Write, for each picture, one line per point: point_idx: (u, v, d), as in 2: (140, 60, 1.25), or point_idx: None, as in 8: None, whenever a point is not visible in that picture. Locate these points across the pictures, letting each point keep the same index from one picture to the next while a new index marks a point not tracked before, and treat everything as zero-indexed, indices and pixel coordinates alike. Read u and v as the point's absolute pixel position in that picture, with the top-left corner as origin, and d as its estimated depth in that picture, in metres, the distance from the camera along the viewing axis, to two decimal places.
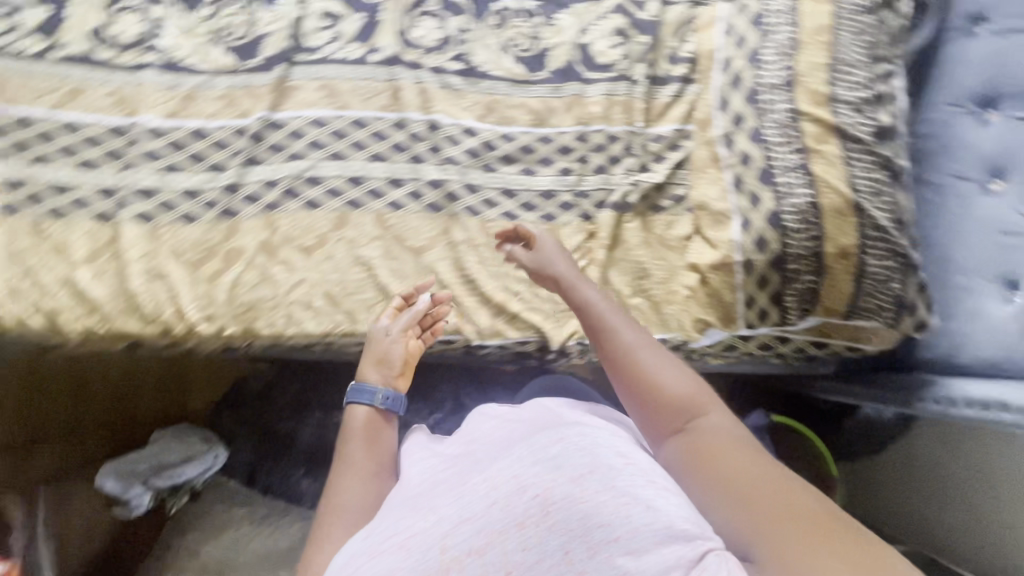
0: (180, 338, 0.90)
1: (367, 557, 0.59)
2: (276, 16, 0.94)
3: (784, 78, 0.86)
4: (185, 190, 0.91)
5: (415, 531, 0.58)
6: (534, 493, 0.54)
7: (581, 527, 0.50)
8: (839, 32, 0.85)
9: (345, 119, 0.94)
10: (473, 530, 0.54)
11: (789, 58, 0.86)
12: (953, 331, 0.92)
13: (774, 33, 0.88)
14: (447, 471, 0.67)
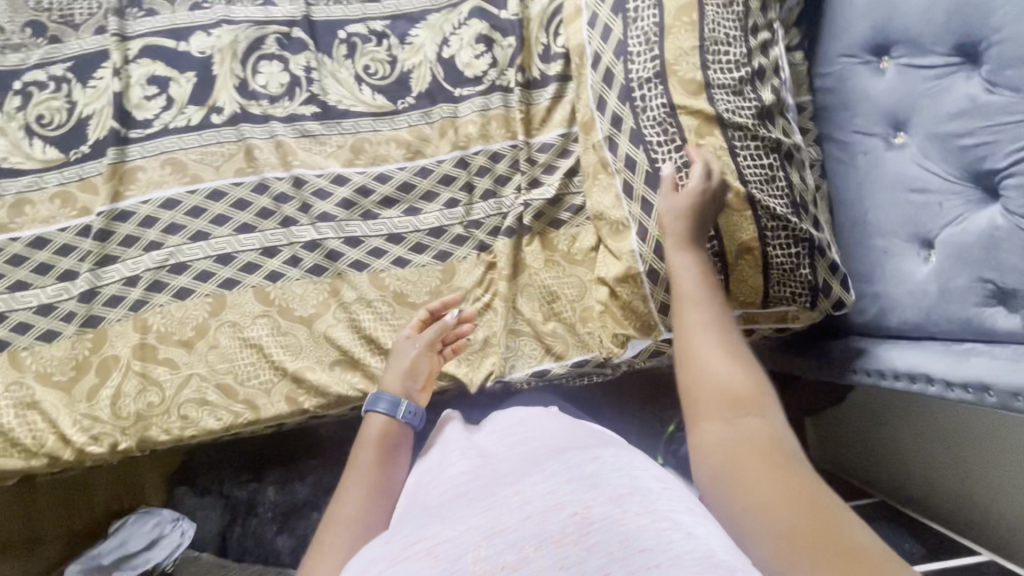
0: (72, 463, 0.83)
1: (383, 563, 0.45)
2: (95, 93, 0.84)
3: (653, 70, 0.79)
4: (38, 307, 0.82)
5: (444, 537, 0.46)
6: (571, 509, 0.44)
7: (622, 550, 0.40)
8: (705, 7, 0.78)
9: (199, 192, 0.85)
10: (507, 542, 0.43)
11: (655, 46, 0.79)
12: (876, 298, 0.88)
13: (638, 20, 0.81)
14: (469, 485, 0.56)
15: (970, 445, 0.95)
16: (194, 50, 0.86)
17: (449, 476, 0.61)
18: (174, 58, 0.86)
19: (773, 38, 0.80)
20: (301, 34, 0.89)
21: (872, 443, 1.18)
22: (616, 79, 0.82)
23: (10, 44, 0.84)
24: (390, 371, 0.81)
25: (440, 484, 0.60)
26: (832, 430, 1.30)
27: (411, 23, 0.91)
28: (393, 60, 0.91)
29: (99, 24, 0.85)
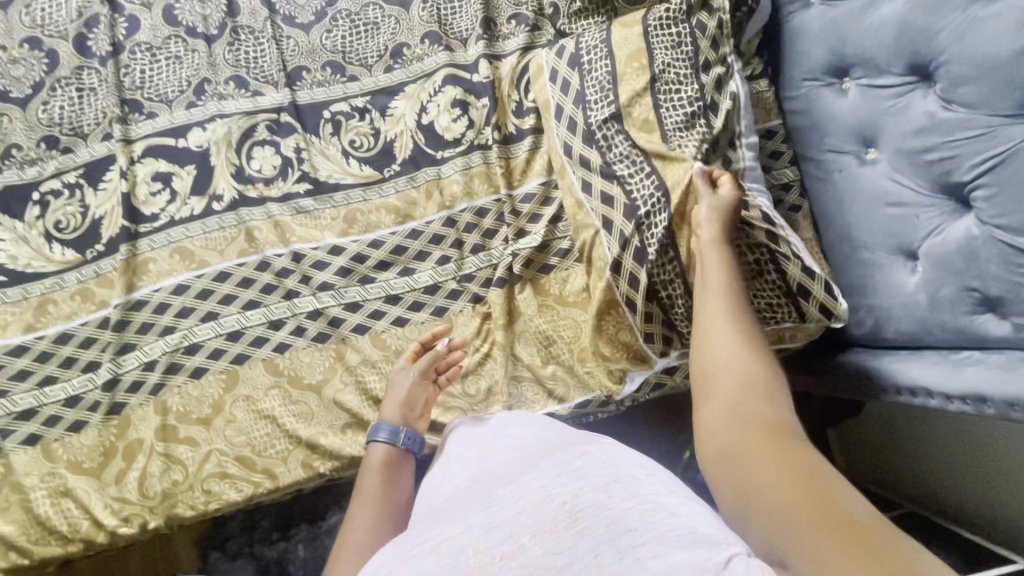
0: (105, 546, 0.87)
1: (395, 565, 0.51)
2: (105, 194, 0.91)
3: (613, 113, 0.86)
4: (65, 399, 0.87)
5: (448, 537, 0.52)
6: (561, 501, 0.51)
7: (610, 531, 0.47)
8: (656, 53, 0.85)
9: (206, 276, 0.91)
10: (503, 536, 0.50)
11: (611, 92, 0.87)
12: (871, 311, 0.88)
13: (594, 72, 0.89)
14: (469, 491, 0.62)
15: (992, 454, 0.93)
16: (193, 144, 0.93)
17: (451, 487, 0.67)
18: (174, 154, 0.93)
19: (726, 67, 0.83)
20: (290, 118, 0.96)
21: (893, 450, 1.16)
22: (579, 125, 0.89)
23: (27, 159, 0.92)
24: (387, 400, 0.87)
25: (440, 494, 0.68)
26: (852, 438, 1.28)
27: (390, 96, 0.97)
28: (376, 132, 0.96)
29: (106, 132, 0.93)
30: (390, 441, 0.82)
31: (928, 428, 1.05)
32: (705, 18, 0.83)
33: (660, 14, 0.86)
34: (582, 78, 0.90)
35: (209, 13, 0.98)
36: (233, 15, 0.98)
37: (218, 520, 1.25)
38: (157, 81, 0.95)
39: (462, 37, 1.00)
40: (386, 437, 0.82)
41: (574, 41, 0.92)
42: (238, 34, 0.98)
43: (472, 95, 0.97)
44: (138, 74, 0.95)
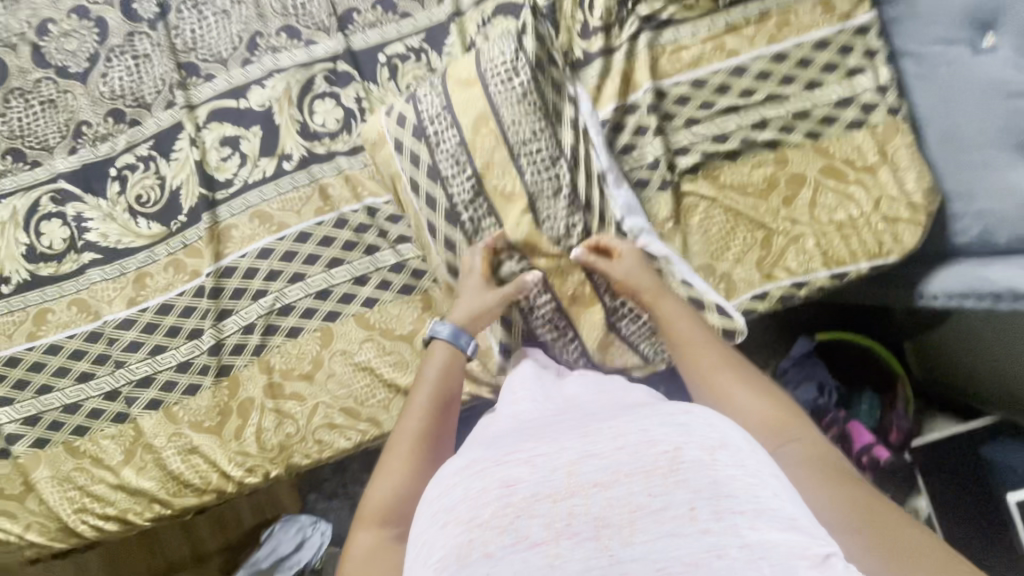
0: (234, 494, 0.94)
1: (486, 465, 0.47)
2: (178, 164, 0.91)
3: (471, 190, 0.85)
4: (177, 366, 0.92)
5: (543, 450, 0.47)
6: (662, 447, 0.45)
7: (711, 490, 0.42)
8: (457, 135, 0.85)
9: (288, 238, 0.91)
10: (601, 464, 0.45)
11: (466, 167, 0.85)
12: (979, 217, 0.86)
13: (441, 143, 0.85)
14: (561, 417, 0.57)
15: None
16: (255, 104, 0.92)
17: (536, 410, 0.64)
18: (238, 117, 0.92)
19: (572, 106, 0.87)
20: (346, 67, 0.92)
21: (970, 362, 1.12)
22: (440, 204, 0.86)
23: (98, 135, 0.92)
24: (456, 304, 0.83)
25: (525, 415, 0.63)
26: (926, 358, 1.23)
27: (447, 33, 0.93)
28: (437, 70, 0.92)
29: (168, 99, 0.92)
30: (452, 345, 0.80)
31: (1002, 340, 1.00)
32: (528, 100, 0.84)
33: (488, 58, 0.85)
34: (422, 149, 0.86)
35: None
36: None
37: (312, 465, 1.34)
38: (208, 40, 0.92)
39: None
40: (447, 337, 0.80)
41: (413, 107, 0.87)
42: None
43: (400, 129, 0.86)
44: (189, 35, 0.93)
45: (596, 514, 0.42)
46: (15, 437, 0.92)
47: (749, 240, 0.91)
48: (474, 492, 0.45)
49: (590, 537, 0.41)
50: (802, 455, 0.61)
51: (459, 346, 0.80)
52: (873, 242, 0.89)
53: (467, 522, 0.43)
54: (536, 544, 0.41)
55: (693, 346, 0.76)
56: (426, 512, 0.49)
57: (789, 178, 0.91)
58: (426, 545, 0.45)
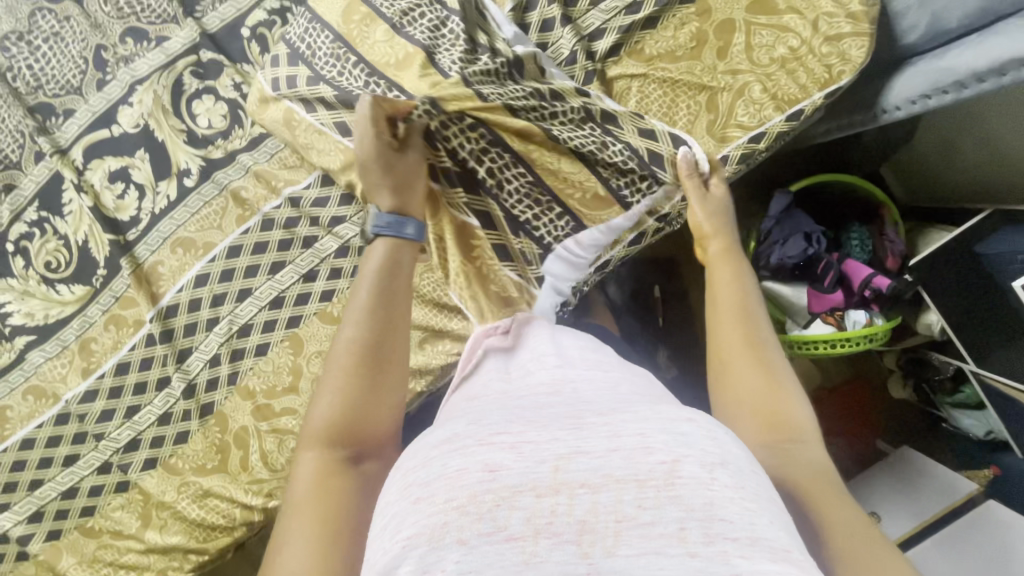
0: (265, 521, 0.93)
1: (468, 443, 0.41)
2: (75, 216, 0.83)
3: (363, 75, 0.74)
4: (157, 419, 0.88)
5: (532, 438, 0.41)
6: (659, 457, 0.38)
7: (703, 511, 0.35)
8: (330, 31, 0.75)
9: (219, 257, 0.85)
10: (593, 463, 0.38)
11: (347, 57, 0.74)
12: (924, 5, 0.78)
13: (318, 51, 0.76)
14: (551, 404, 0.51)
15: None
16: (129, 127, 0.83)
17: (523, 385, 0.58)
18: (117, 146, 0.83)
19: None
20: (212, 54, 0.83)
21: (955, 160, 1.09)
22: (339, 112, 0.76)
23: None
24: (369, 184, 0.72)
25: (513, 393, 0.57)
26: (918, 168, 1.19)
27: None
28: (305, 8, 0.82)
29: (35, 151, 0.83)
30: (399, 236, 0.69)
31: (987, 123, 0.96)
32: None
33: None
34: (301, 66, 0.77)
35: None
36: None
37: None
38: (52, 71, 0.82)
39: None
40: (387, 228, 0.69)
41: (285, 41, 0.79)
42: None
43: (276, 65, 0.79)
44: (28, 72, 0.82)
45: (581, 517, 0.36)
46: (27, 536, 0.89)
47: (693, 107, 0.85)
48: (450, 472, 0.39)
49: (570, 540, 0.35)
50: (790, 462, 0.53)
51: (401, 232, 0.69)
52: (821, 68, 0.82)
53: (442, 503, 0.37)
54: (512, 537, 0.35)
55: (728, 310, 0.67)
56: (395, 484, 0.43)
57: (716, 28, 0.84)
58: (395, 517, 0.40)
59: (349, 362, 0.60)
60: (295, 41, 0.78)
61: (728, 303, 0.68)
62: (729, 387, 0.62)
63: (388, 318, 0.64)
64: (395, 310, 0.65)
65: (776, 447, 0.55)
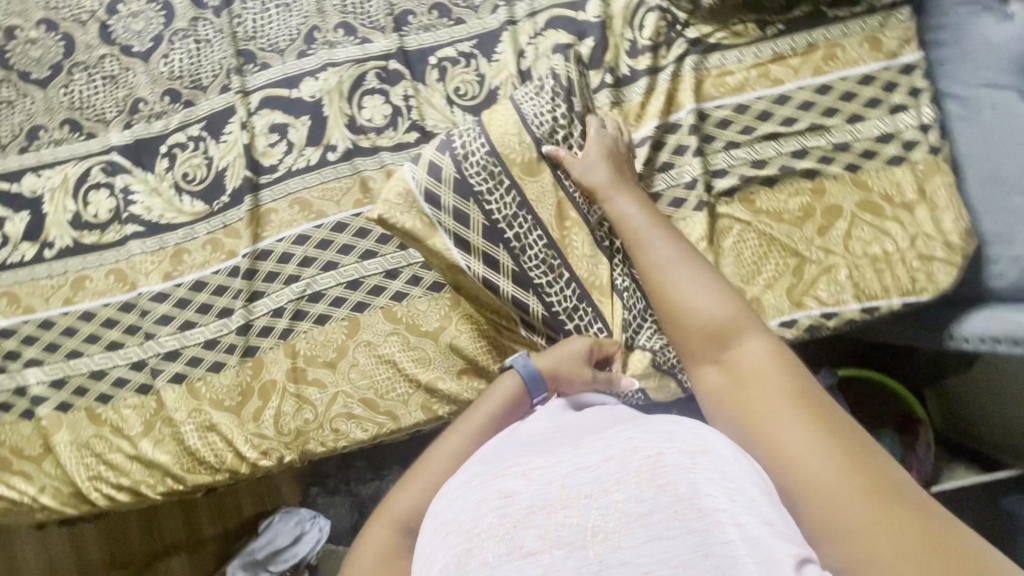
0: (247, 476, 0.94)
1: (486, 478, 0.48)
2: (228, 146, 0.94)
3: (512, 201, 0.82)
4: (204, 342, 0.93)
5: (539, 465, 0.48)
6: (645, 454, 0.44)
7: (690, 492, 0.41)
8: (540, 226, 0.82)
9: (325, 226, 0.93)
10: (589, 477, 0.45)
11: (497, 178, 0.81)
12: (1016, 262, 0.85)
13: (470, 155, 0.81)
14: (564, 432, 0.58)
15: None
16: (306, 95, 0.94)
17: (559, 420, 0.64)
18: (289, 105, 0.94)
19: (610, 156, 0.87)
20: (398, 65, 0.95)
21: (986, 406, 1.13)
22: (473, 217, 0.81)
23: (153, 113, 0.95)
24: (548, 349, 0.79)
25: (533, 425, 0.63)
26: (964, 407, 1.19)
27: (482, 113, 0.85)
28: (488, 141, 0.82)
29: (224, 84, 0.95)
30: (523, 381, 0.74)
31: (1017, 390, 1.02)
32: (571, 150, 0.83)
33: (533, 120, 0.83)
34: (500, 250, 0.81)
35: None
36: None
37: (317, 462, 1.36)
38: (268, 30, 0.96)
39: None
40: (523, 374, 0.74)
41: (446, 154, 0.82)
42: None
43: (463, 228, 0.81)
44: (250, 24, 0.96)
45: (587, 524, 0.42)
46: (40, 398, 0.93)
47: (781, 267, 0.91)
48: (473, 505, 0.46)
49: (581, 546, 0.41)
50: (740, 387, 0.55)
51: (529, 385, 0.74)
52: (906, 278, 0.89)
53: (467, 532, 0.44)
54: (531, 553, 0.41)
55: (646, 256, 0.69)
56: (431, 522, 0.49)
57: (826, 208, 0.92)
58: (432, 552, 0.46)
59: (454, 455, 0.66)
60: (494, 214, 0.81)
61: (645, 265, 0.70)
62: (671, 328, 0.63)
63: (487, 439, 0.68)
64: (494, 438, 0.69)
65: (730, 369, 0.58)
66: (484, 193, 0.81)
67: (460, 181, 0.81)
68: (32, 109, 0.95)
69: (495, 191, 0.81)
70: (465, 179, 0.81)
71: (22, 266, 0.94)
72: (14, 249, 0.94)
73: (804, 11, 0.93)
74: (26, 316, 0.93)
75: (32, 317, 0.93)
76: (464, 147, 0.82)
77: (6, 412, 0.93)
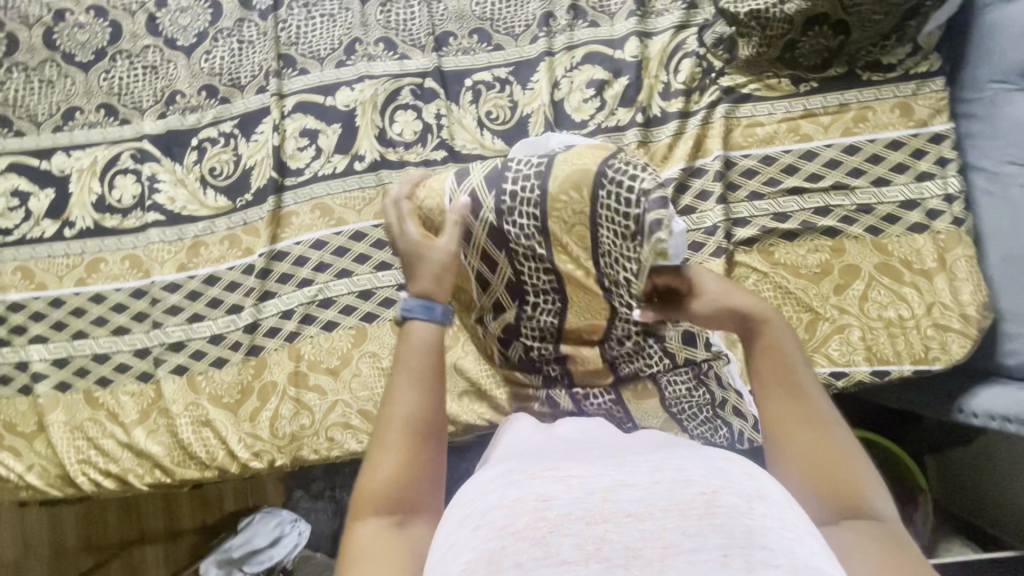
0: (236, 476, 0.93)
1: (525, 479, 0.48)
2: (257, 145, 0.95)
3: (546, 278, 0.75)
4: (210, 336, 0.93)
5: (580, 475, 0.47)
6: (699, 489, 0.44)
7: (744, 538, 0.40)
8: (562, 301, 0.77)
9: (344, 233, 0.94)
10: (636, 497, 0.44)
11: (538, 252, 0.72)
12: None
13: (516, 215, 0.70)
14: (593, 448, 0.58)
15: None
16: (341, 104, 0.96)
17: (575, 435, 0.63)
18: (322, 112, 0.95)
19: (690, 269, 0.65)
20: (433, 84, 0.96)
21: (996, 482, 1.10)
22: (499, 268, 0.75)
23: (189, 106, 0.96)
24: (413, 269, 0.64)
25: (548, 438, 0.63)
26: (977, 478, 1.16)
27: (551, 174, 0.68)
28: (542, 215, 0.69)
29: (261, 85, 0.96)
30: (429, 321, 0.60)
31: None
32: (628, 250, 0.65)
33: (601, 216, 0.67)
34: (513, 308, 0.79)
35: None
36: None
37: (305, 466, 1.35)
38: (311, 37, 0.97)
39: (611, 9, 0.97)
40: (421, 313, 0.60)
41: (497, 189, 0.70)
42: None
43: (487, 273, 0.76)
44: (294, 29, 0.97)
45: (629, 543, 0.40)
46: (40, 375, 0.93)
47: (794, 320, 0.91)
48: (509, 501, 0.45)
49: (620, 564, 0.39)
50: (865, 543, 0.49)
51: (428, 317, 0.60)
52: (919, 346, 0.88)
53: (501, 529, 0.42)
54: (565, 561, 0.39)
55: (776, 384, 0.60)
56: (459, 513, 0.48)
57: (844, 267, 0.91)
58: (453, 547, 0.44)
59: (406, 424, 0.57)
60: (523, 278, 0.76)
61: (772, 379, 0.60)
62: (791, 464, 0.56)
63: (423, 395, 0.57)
64: (433, 392, 0.58)
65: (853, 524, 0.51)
66: (519, 255, 0.73)
67: (495, 229, 0.71)
68: (71, 91, 0.96)
69: (529, 260, 0.73)
70: (502, 229, 0.71)
71: (40, 243, 0.94)
72: (35, 225, 0.95)
73: (839, 71, 0.93)
74: (37, 292, 0.94)
75: (43, 294, 0.93)
76: (516, 197, 0.69)
77: (5, 386, 0.93)
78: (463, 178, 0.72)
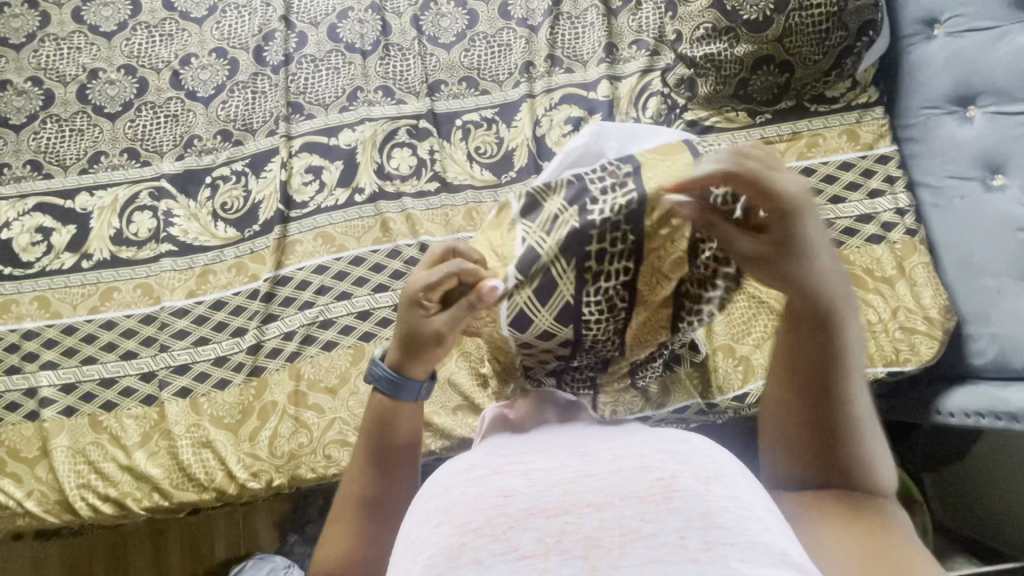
0: (233, 498, 0.94)
1: (489, 474, 0.44)
2: (266, 181, 1.04)
3: (616, 309, 0.60)
4: (215, 359, 0.97)
5: (542, 467, 0.45)
6: (657, 474, 0.42)
7: (702, 520, 0.38)
8: (622, 340, 0.64)
9: (344, 259, 1.00)
10: (595, 487, 0.42)
11: (617, 291, 0.59)
12: (995, 340, 0.89)
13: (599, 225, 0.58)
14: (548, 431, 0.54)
15: None
16: (343, 143, 1.06)
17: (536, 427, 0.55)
18: (326, 151, 1.05)
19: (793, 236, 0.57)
20: (427, 124, 1.06)
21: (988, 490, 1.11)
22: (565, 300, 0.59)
23: (205, 148, 1.06)
24: (419, 351, 0.60)
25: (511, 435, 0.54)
26: (970, 492, 1.16)
27: (645, 210, 0.57)
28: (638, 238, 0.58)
29: (271, 129, 1.07)
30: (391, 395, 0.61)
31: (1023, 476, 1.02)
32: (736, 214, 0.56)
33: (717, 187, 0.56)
34: (569, 330, 0.61)
35: (366, 32, 1.12)
36: (386, 34, 1.11)
37: (298, 505, 1.33)
38: (317, 88, 1.09)
39: (584, 58, 1.09)
40: (388, 385, 0.61)
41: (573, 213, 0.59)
42: (389, 50, 1.11)
43: (548, 311, 0.60)
44: (302, 81, 1.09)
45: (587, 534, 0.38)
46: (47, 400, 0.96)
47: None
48: (470, 497, 0.42)
49: (579, 555, 0.37)
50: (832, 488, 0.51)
51: (397, 398, 0.61)
52: (890, 349, 0.93)
53: (460, 526, 0.40)
54: (524, 556, 0.37)
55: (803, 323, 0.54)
56: (419, 509, 0.45)
57: None
58: (415, 542, 0.42)
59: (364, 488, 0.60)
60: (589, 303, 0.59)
61: (814, 345, 0.54)
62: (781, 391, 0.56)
63: (379, 454, 0.61)
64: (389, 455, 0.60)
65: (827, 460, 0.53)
66: (592, 319, 0.60)
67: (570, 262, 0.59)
68: (98, 137, 1.06)
69: (610, 277, 0.59)
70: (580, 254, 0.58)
71: (57, 274, 1.00)
72: (55, 258, 1.01)
73: (789, 104, 1.04)
74: (51, 320, 0.99)
75: (56, 322, 0.99)
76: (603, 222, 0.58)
77: (12, 412, 0.96)
78: (530, 268, 0.59)
